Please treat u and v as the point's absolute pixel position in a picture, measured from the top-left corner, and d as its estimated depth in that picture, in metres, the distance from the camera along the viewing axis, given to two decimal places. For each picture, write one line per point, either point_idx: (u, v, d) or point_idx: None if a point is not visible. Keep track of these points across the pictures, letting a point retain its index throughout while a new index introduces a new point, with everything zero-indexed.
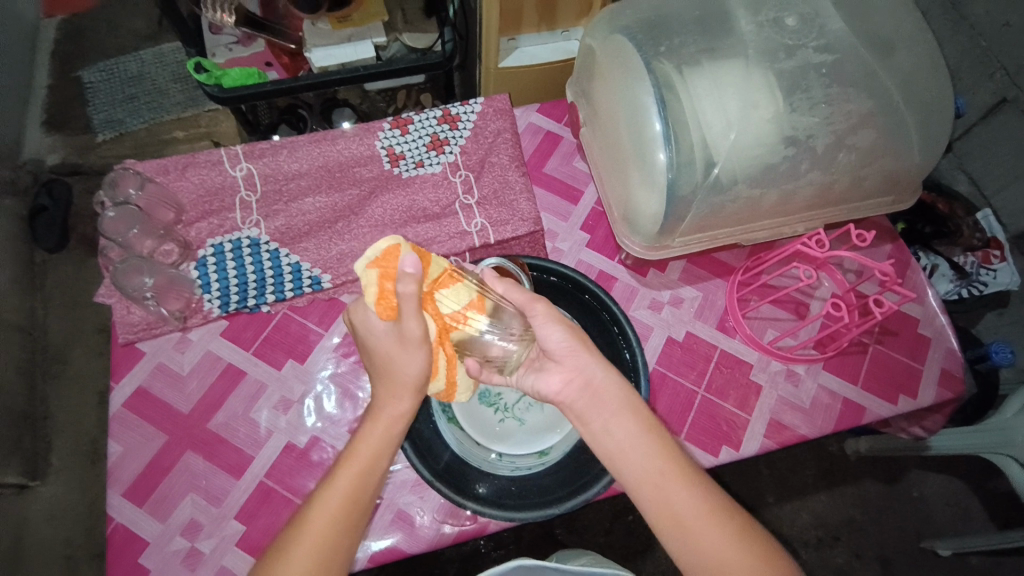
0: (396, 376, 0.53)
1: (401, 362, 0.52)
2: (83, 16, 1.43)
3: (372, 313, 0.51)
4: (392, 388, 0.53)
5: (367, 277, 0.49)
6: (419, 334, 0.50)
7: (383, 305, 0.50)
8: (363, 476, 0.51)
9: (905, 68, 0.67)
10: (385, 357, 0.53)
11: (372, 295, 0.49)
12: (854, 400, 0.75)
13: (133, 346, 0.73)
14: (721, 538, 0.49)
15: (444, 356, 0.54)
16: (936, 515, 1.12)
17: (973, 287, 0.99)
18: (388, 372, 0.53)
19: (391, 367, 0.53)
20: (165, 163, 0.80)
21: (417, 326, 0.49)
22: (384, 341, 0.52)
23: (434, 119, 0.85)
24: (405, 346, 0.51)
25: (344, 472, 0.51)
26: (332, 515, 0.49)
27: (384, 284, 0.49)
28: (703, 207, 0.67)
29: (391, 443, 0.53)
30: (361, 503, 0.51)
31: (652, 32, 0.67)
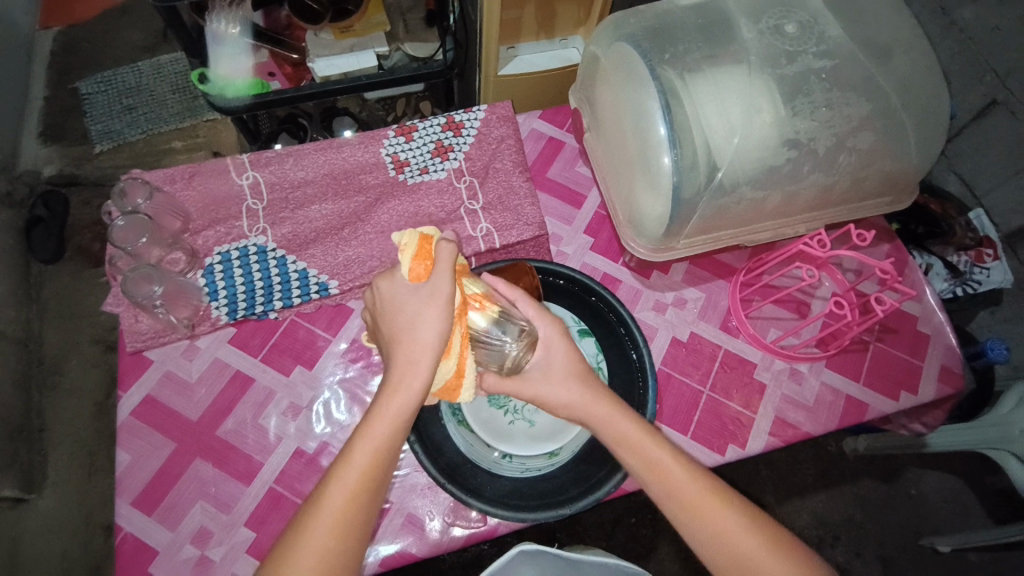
0: (414, 343, 0.49)
1: (423, 323, 0.49)
2: (80, 27, 1.43)
3: (402, 273, 0.52)
4: (409, 357, 0.49)
5: (407, 238, 0.51)
6: (448, 295, 0.50)
7: (419, 261, 0.50)
8: (381, 454, 0.49)
9: (902, 72, 0.69)
10: (403, 322, 0.50)
11: (410, 250, 0.51)
12: (856, 396, 0.76)
13: (141, 354, 0.73)
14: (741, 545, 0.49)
15: (460, 333, 0.51)
16: (935, 512, 1.13)
17: (967, 285, 1.02)
18: (405, 342, 0.50)
19: (408, 333, 0.50)
20: (172, 172, 0.80)
21: (446, 287, 0.50)
22: (406, 305, 0.51)
23: (438, 126, 0.86)
24: (432, 304, 0.49)
25: (362, 450, 0.48)
26: (350, 494, 0.48)
27: (423, 244, 0.51)
28: (707, 209, 0.68)
29: (408, 417, 0.49)
30: (378, 481, 0.49)
31: (655, 40, 0.69)
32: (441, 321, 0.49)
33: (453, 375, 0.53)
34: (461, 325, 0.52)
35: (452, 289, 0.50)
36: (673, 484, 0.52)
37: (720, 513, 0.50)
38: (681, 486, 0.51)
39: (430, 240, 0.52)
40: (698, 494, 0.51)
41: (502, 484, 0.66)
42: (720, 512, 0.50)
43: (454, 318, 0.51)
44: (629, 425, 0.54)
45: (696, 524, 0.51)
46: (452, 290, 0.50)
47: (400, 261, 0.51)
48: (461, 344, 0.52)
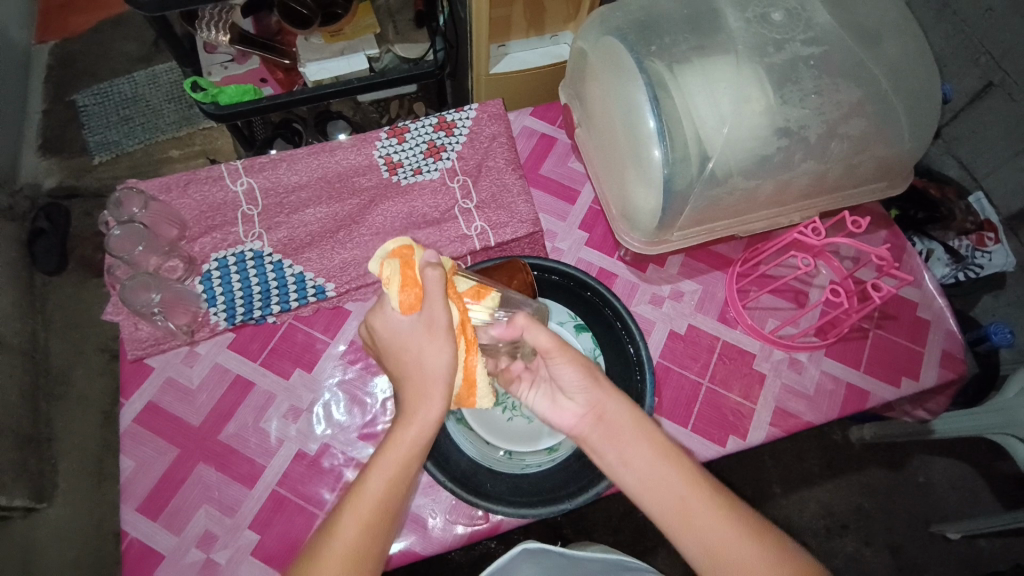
0: (423, 374, 0.50)
1: (428, 354, 0.50)
2: (75, 40, 1.44)
3: (393, 305, 0.51)
4: (420, 389, 0.50)
5: (390, 268, 0.50)
6: (445, 320, 0.50)
7: (408, 290, 0.50)
8: (398, 485, 0.49)
9: (892, 57, 0.69)
10: (409, 354, 0.51)
11: (396, 281, 0.50)
12: (857, 383, 0.76)
13: (142, 362, 0.74)
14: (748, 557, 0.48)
15: (465, 347, 0.52)
16: (943, 498, 1.12)
17: (969, 270, 1.01)
18: (414, 373, 0.51)
19: (415, 364, 0.51)
20: (167, 180, 0.81)
21: (443, 311, 0.49)
22: (405, 336, 0.51)
23: (430, 126, 0.86)
24: (434, 334, 0.50)
25: (377, 480, 0.49)
26: (364, 521, 0.48)
27: (406, 272, 0.50)
28: (700, 200, 0.68)
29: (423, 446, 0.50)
30: (392, 509, 0.50)
31: (642, 32, 0.69)
32: (446, 348, 0.50)
33: (467, 385, 0.54)
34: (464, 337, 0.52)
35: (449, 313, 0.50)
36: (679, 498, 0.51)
37: (730, 530, 0.49)
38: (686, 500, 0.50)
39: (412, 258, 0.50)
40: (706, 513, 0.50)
41: (504, 482, 0.66)
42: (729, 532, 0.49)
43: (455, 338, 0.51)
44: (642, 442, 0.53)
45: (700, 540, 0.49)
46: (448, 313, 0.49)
47: (388, 294, 0.50)
48: (469, 348, 0.52)
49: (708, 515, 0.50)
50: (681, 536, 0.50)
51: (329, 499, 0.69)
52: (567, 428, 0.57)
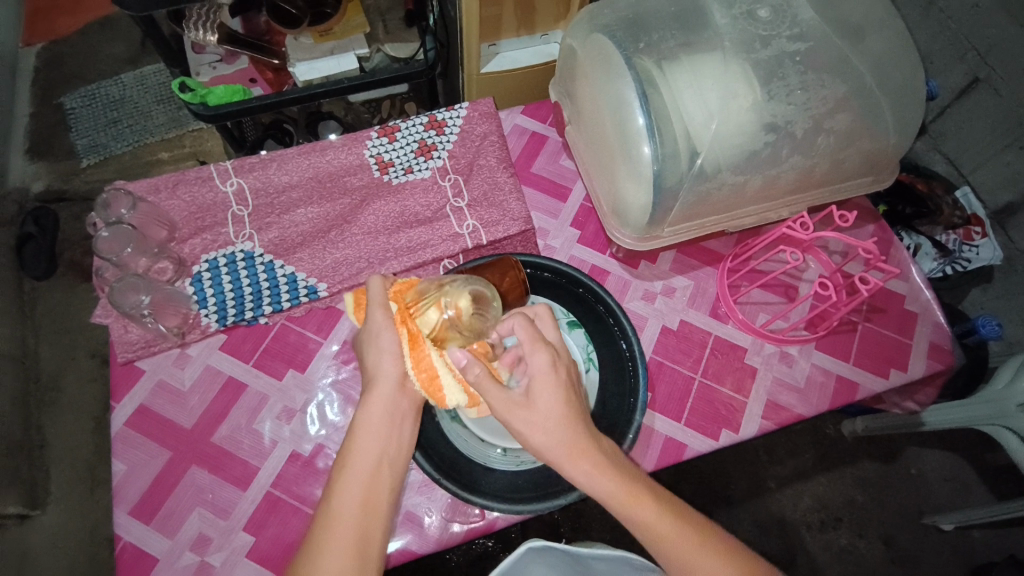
0: (372, 366, 0.55)
1: (373, 344, 0.55)
2: (62, 42, 1.43)
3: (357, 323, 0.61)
4: (371, 383, 0.54)
5: (347, 299, 0.62)
6: (377, 315, 0.54)
7: (358, 312, 0.61)
8: (375, 479, 0.51)
9: (876, 52, 0.70)
10: (363, 353, 0.56)
11: (350, 306, 0.61)
12: (847, 376, 0.77)
13: (133, 365, 0.73)
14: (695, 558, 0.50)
15: (407, 337, 0.55)
16: (935, 490, 1.13)
17: (956, 263, 1.02)
18: (368, 369, 0.55)
19: (366, 360, 0.56)
20: (156, 182, 0.80)
21: (376, 308, 0.55)
22: (357, 341, 0.57)
23: (421, 125, 0.86)
24: (373, 325, 0.55)
25: (351, 484, 0.50)
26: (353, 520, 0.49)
27: (356, 295, 0.61)
28: (689, 196, 0.69)
29: (380, 437, 0.53)
30: (377, 507, 0.50)
31: (631, 29, 0.69)
32: (385, 337, 0.54)
33: (427, 379, 0.55)
34: (407, 330, 0.55)
35: (378, 308, 0.55)
36: (665, 540, 0.50)
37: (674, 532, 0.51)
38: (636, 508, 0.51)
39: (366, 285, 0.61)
40: (692, 550, 0.50)
41: (500, 477, 0.66)
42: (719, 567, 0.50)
43: (393, 329, 0.54)
44: (617, 485, 0.52)
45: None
46: (378, 311, 0.54)
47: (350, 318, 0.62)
48: (415, 338, 0.54)
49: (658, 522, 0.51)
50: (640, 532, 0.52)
51: None
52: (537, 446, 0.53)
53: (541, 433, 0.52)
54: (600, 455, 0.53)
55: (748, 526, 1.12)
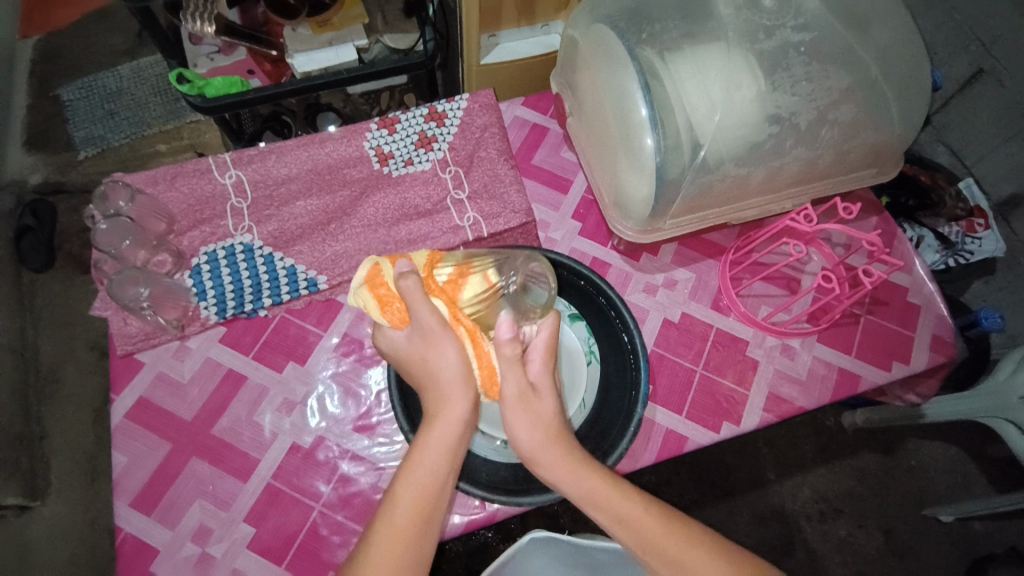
0: (439, 380, 0.51)
1: (433, 358, 0.50)
2: (58, 33, 1.42)
3: (385, 326, 0.53)
4: (440, 393, 0.51)
5: (364, 297, 0.53)
6: (432, 320, 0.49)
7: (388, 310, 0.52)
8: (436, 483, 0.50)
9: (881, 43, 0.69)
10: (418, 363, 0.52)
11: (375, 306, 0.52)
12: (848, 368, 0.76)
13: (132, 357, 0.73)
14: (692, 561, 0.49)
15: (468, 337, 0.50)
16: (934, 482, 1.14)
17: (959, 256, 1.01)
18: (428, 380, 0.52)
19: (422, 370, 0.52)
20: (154, 173, 0.80)
21: (423, 308, 0.49)
22: (408, 347, 0.52)
23: (421, 116, 0.85)
24: (427, 333, 0.50)
25: (407, 494, 0.49)
26: (405, 523, 0.49)
27: (379, 291, 0.52)
28: (691, 187, 0.68)
29: (445, 453, 0.51)
30: (433, 511, 0.50)
31: (633, 19, 0.68)
32: (444, 339, 0.49)
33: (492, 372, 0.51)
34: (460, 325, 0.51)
35: (431, 311, 0.49)
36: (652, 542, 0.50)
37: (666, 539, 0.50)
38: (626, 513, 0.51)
39: (383, 271, 0.53)
40: (685, 550, 0.50)
41: (503, 469, 0.66)
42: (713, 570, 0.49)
43: (449, 329, 0.50)
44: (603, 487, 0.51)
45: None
46: (428, 310, 0.49)
47: (374, 319, 0.53)
48: (473, 331, 0.51)
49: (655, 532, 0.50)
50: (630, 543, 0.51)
51: (325, 491, 0.68)
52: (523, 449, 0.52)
53: (528, 433, 0.51)
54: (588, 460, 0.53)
55: (748, 518, 1.12)
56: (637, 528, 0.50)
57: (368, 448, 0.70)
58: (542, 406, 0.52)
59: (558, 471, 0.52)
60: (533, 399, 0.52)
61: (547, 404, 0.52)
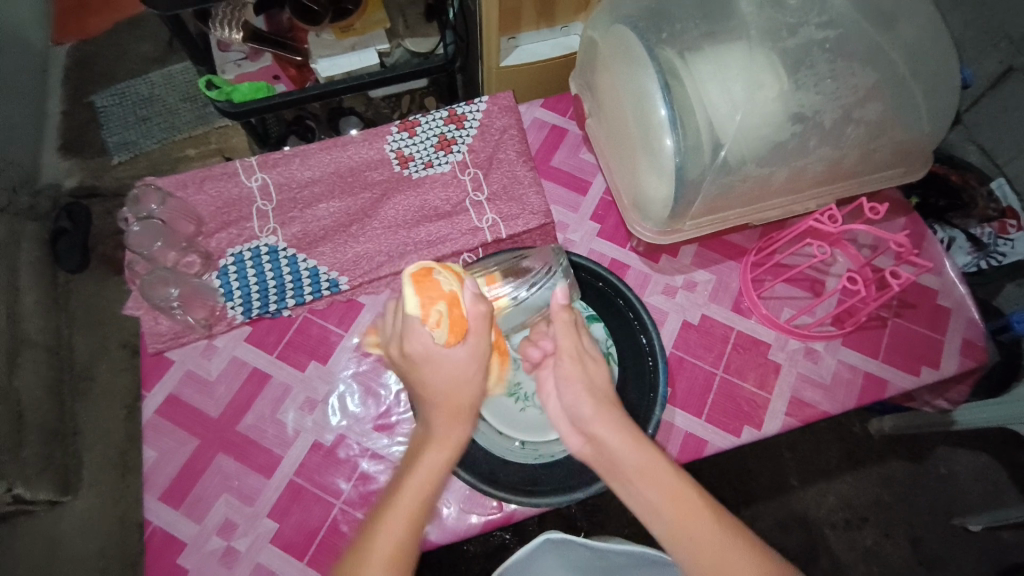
0: (466, 406, 0.53)
1: (472, 383, 0.53)
2: (92, 42, 1.47)
3: (434, 341, 0.52)
4: (457, 413, 0.52)
5: (437, 306, 0.52)
6: (487, 345, 0.54)
7: (454, 329, 0.52)
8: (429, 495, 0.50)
9: (909, 40, 0.67)
10: (449, 385, 0.53)
11: (445, 322, 0.51)
12: (875, 373, 0.75)
13: (162, 355, 0.75)
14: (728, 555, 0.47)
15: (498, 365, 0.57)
16: (966, 491, 1.10)
17: (991, 258, 0.98)
18: (451, 402, 0.53)
19: (460, 390, 0.53)
20: (183, 177, 0.82)
21: (484, 336, 0.54)
22: (465, 366, 0.53)
23: (441, 119, 0.86)
24: (475, 360, 0.53)
25: (406, 498, 0.49)
26: (401, 532, 0.48)
27: (453, 310, 0.52)
28: (712, 188, 0.68)
29: (445, 472, 0.51)
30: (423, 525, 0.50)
31: (653, 19, 0.68)
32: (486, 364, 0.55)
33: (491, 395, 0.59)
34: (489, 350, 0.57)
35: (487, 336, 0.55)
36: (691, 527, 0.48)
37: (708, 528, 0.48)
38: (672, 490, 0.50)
39: (448, 282, 0.53)
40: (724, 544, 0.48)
41: (520, 470, 0.67)
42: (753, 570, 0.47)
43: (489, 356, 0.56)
44: (650, 459, 0.51)
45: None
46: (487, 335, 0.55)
47: (432, 334, 0.51)
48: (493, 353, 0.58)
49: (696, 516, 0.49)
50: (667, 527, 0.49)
51: (345, 488, 0.69)
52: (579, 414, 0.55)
53: (582, 401, 0.55)
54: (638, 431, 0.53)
55: (770, 524, 1.10)
56: (681, 508, 0.49)
57: (387, 447, 0.71)
58: (597, 372, 0.57)
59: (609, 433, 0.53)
60: (588, 362, 0.58)
61: (600, 372, 0.57)
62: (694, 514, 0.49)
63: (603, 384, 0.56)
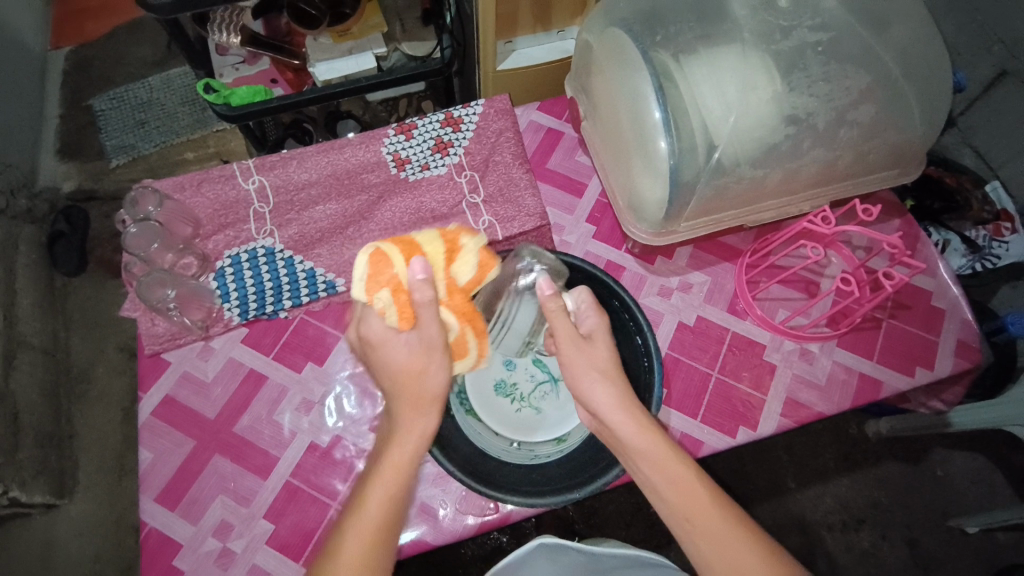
0: (422, 397, 0.53)
1: (430, 374, 0.53)
2: (91, 46, 1.48)
3: (387, 329, 0.53)
4: (417, 407, 0.53)
5: (381, 297, 0.52)
6: (439, 337, 0.53)
7: (404, 319, 0.52)
8: (396, 491, 0.51)
9: (901, 42, 0.68)
10: (408, 373, 0.53)
11: (392, 312, 0.51)
12: (869, 373, 0.75)
13: (159, 356, 0.75)
14: (733, 544, 0.49)
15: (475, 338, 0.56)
16: (962, 492, 1.10)
17: (986, 260, 0.97)
18: (409, 392, 0.53)
19: (412, 381, 0.53)
20: (181, 179, 0.83)
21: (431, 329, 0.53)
22: (416, 354, 0.53)
23: (438, 122, 0.87)
24: (427, 347, 0.53)
25: (374, 495, 0.51)
26: (370, 532, 0.50)
27: (399, 298, 0.51)
28: (706, 189, 0.68)
29: (411, 468, 0.52)
30: (394, 522, 0.51)
31: (647, 23, 0.68)
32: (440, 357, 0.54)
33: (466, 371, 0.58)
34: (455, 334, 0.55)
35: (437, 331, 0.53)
36: (697, 511, 0.50)
37: (712, 515, 0.50)
38: (679, 476, 0.51)
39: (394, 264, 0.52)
40: (730, 531, 0.49)
41: (515, 470, 0.67)
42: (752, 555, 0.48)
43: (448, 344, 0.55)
44: (659, 446, 0.53)
45: (717, 563, 0.49)
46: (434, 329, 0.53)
47: (384, 321, 0.52)
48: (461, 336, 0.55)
49: (702, 502, 0.50)
50: (675, 510, 0.51)
51: (341, 489, 0.69)
52: (593, 402, 0.56)
53: (596, 388, 0.56)
54: (644, 413, 0.55)
55: (767, 526, 1.10)
56: (687, 495, 0.51)
57: None
58: (596, 351, 0.57)
59: (617, 420, 0.54)
60: (585, 344, 0.57)
61: (602, 352, 0.58)
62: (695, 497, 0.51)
63: (607, 365, 0.57)
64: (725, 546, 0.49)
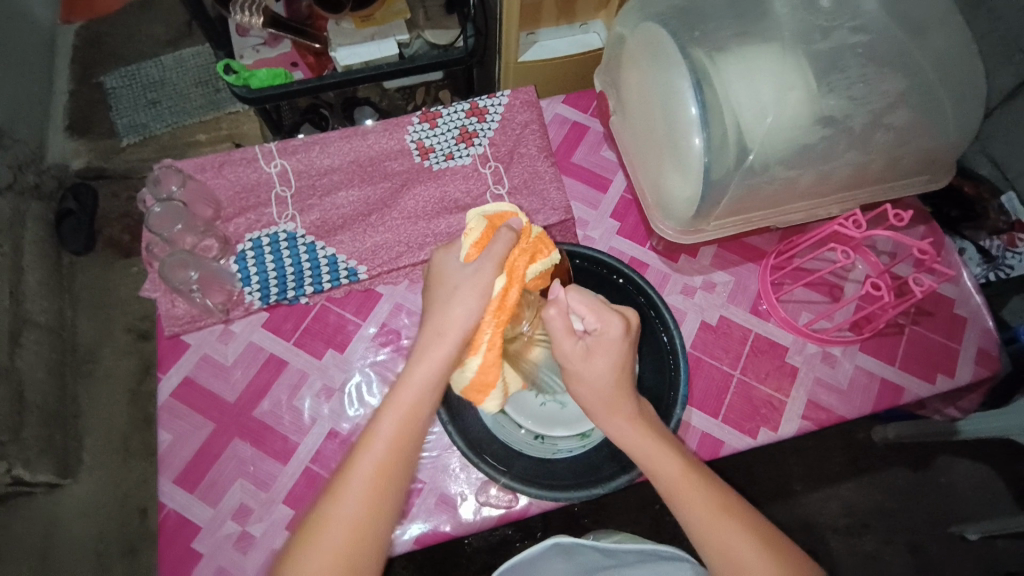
0: (444, 320, 0.52)
1: (459, 304, 0.52)
2: (101, 22, 1.46)
3: (460, 256, 0.55)
4: (439, 329, 0.52)
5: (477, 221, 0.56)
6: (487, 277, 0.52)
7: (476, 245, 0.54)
8: (410, 420, 0.51)
9: (939, 47, 0.68)
10: (443, 295, 0.53)
11: (474, 234, 0.55)
12: (891, 379, 0.75)
13: (178, 338, 0.74)
14: (732, 540, 0.52)
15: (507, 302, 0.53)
16: (964, 499, 1.11)
17: (1000, 271, 0.91)
18: (438, 316, 0.52)
19: (440, 312, 0.52)
20: (202, 160, 0.82)
21: (503, 239, 0.53)
22: (462, 283, 0.52)
23: (462, 112, 0.86)
24: (472, 286, 0.52)
25: (385, 424, 0.50)
26: (379, 465, 0.50)
27: (487, 229, 0.55)
28: (738, 190, 0.68)
29: (432, 395, 0.52)
30: (405, 449, 0.51)
31: (686, 17, 0.68)
32: (487, 273, 0.52)
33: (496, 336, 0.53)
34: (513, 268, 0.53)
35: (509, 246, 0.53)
36: (694, 510, 0.54)
37: (705, 512, 0.54)
38: (676, 480, 0.55)
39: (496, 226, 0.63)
40: (724, 525, 0.53)
41: (534, 462, 0.67)
42: (758, 561, 0.52)
43: (504, 273, 0.53)
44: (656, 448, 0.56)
45: (719, 558, 0.52)
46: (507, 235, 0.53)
47: (463, 244, 0.55)
48: (518, 281, 0.53)
49: (698, 501, 0.54)
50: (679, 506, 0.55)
51: None
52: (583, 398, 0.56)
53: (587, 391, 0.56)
54: (642, 421, 0.56)
55: None
56: (685, 495, 0.54)
57: None
58: (591, 369, 0.54)
59: (611, 427, 0.57)
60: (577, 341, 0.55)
61: (602, 365, 0.54)
62: (700, 511, 0.54)
63: (604, 379, 0.55)
64: (721, 541, 0.53)
